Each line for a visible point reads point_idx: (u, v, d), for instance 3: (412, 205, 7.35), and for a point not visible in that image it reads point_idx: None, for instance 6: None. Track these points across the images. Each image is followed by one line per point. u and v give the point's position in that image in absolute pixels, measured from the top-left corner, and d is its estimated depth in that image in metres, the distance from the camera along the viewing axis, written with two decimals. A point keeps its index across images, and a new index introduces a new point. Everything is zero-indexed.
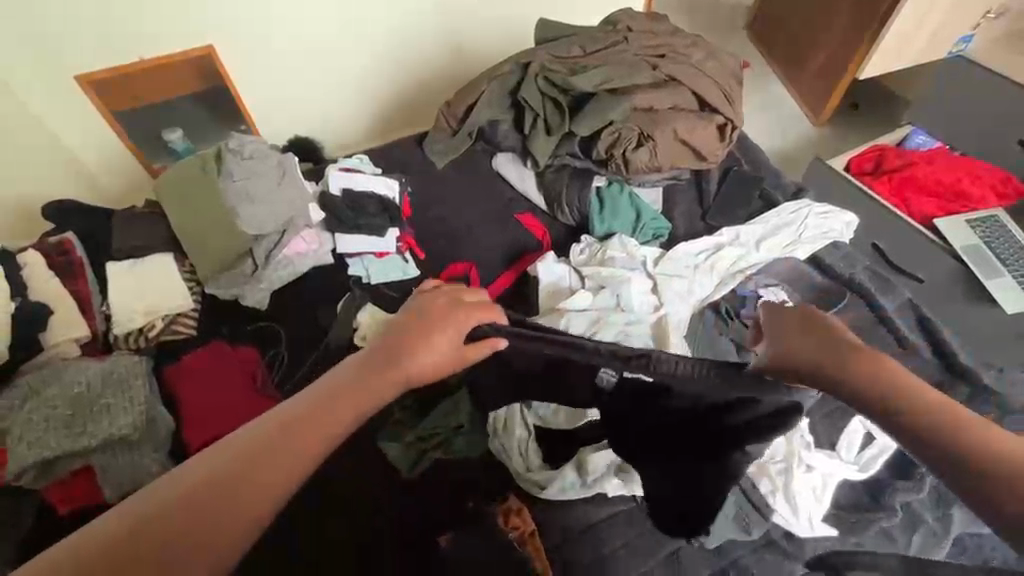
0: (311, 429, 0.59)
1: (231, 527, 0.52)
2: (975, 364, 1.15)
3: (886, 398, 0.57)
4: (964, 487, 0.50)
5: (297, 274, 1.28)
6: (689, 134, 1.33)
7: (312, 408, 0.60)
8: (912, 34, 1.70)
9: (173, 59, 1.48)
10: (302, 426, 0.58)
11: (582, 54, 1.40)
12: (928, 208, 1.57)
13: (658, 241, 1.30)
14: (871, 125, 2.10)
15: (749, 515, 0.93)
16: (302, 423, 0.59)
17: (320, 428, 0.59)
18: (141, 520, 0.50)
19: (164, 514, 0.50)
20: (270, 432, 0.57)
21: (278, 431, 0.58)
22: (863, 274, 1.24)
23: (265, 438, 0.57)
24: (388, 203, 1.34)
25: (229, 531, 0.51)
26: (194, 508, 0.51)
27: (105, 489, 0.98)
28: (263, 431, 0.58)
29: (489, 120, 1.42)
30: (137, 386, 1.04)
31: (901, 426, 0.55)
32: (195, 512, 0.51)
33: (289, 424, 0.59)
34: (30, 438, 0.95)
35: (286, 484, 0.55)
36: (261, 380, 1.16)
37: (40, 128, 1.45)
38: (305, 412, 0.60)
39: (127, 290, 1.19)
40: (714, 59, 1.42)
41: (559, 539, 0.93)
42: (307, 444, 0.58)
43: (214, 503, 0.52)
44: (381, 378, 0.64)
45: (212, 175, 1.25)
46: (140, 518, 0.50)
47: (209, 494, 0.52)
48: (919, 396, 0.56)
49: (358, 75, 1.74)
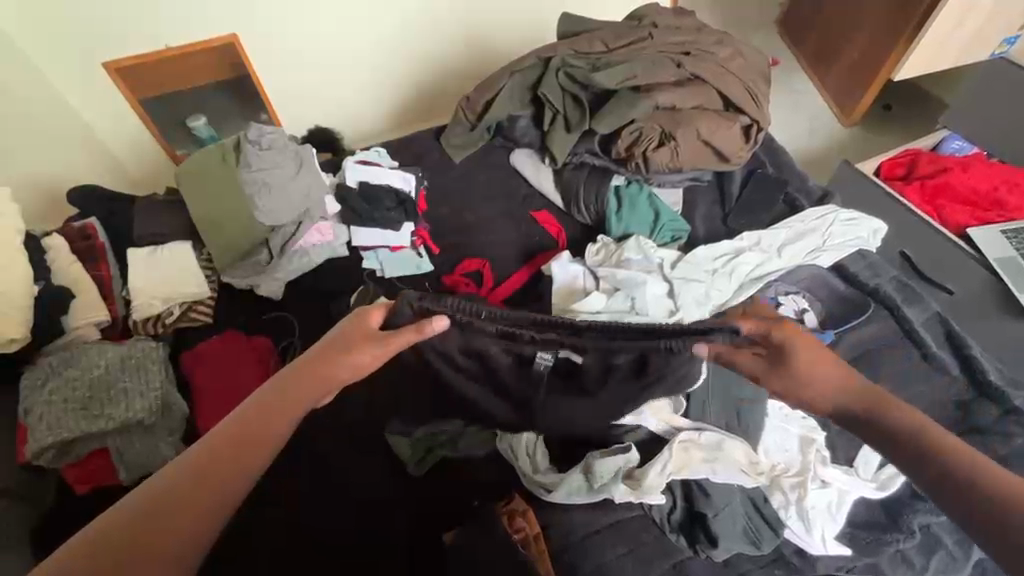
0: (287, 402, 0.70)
1: (227, 494, 0.62)
2: (1005, 385, 1.09)
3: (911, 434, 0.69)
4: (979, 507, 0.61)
5: (313, 265, 1.29)
6: (711, 134, 1.29)
7: (278, 395, 0.70)
8: (953, 33, 1.62)
9: (195, 47, 1.49)
10: (274, 409, 0.69)
11: (605, 50, 1.37)
12: (962, 216, 1.51)
13: (676, 243, 1.28)
14: (904, 126, 2.03)
15: (760, 530, 0.91)
16: (279, 406, 0.69)
17: (290, 408, 0.70)
18: (144, 498, 0.60)
19: (179, 490, 0.61)
20: (245, 416, 0.68)
21: (252, 416, 0.68)
22: (889, 284, 1.20)
23: (254, 421, 0.67)
24: (405, 197, 1.34)
25: (228, 497, 0.62)
26: (190, 483, 0.61)
27: (121, 472, 1.01)
28: (249, 415, 0.68)
29: (507, 116, 1.40)
30: (153, 371, 1.07)
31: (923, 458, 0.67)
32: (191, 486, 0.61)
33: (260, 406, 0.69)
34: (50, 420, 0.97)
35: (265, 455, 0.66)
36: (273, 370, 1.17)
37: (68, 112, 1.49)
38: (282, 397, 0.70)
39: (147, 277, 1.21)
40: (740, 57, 1.38)
41: (563, 543, 0.92)
42: (277, 422, 0.68)
43: (222, 476, 0.63)
44: (340, 362, 0.73)
45: (231, 164, 1.25)
46: (159, 490, 0.60)
47: (199, 471, 0.62)
48: (930, 433, 0.69)
49: (377, 68, 1.73)
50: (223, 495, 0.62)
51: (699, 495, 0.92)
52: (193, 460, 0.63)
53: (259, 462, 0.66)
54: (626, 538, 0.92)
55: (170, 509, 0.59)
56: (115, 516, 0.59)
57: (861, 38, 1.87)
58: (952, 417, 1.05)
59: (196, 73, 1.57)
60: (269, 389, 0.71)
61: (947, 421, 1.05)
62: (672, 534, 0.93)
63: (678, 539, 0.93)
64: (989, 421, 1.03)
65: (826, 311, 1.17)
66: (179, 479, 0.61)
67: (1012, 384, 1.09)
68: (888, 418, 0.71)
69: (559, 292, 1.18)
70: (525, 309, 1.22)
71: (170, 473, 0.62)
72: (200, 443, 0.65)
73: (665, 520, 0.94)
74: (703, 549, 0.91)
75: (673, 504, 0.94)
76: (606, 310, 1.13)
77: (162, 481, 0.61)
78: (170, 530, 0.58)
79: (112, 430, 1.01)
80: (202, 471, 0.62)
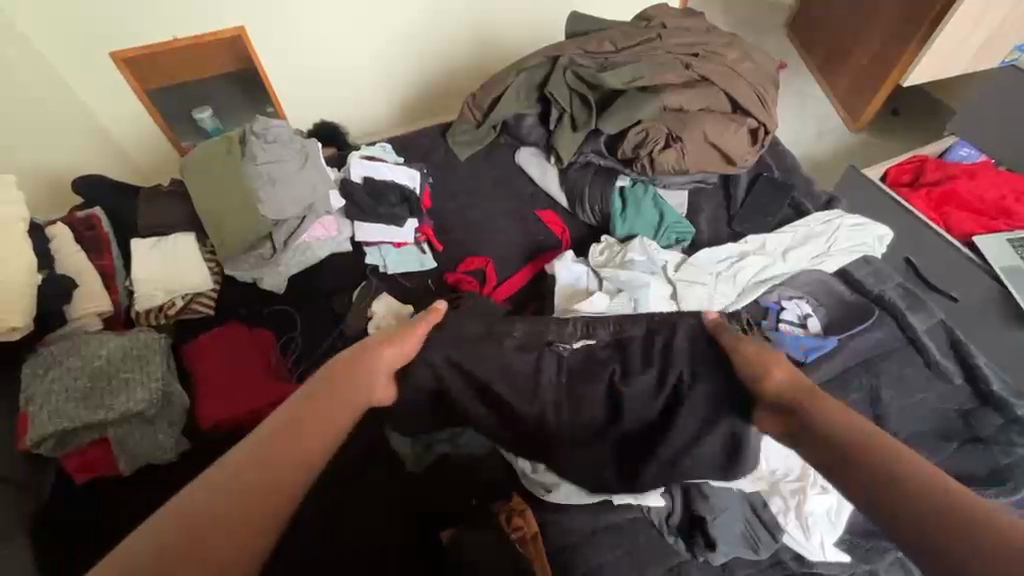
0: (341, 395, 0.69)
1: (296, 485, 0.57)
2: (1010, 395, 1.08)
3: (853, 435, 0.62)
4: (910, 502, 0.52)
5: (315, 259, 1.29)
6: (718, 137, 1.29)
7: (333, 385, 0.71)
8: (962, 42, 1.62)
9: (207, 39, 1.50)
10: (334, 394, 0.69)
11: (613, 50, 1.36)
12: (967, 225, 1.50)
13: (680, 246, 1.27)
14: (912, 132, 2.02)
15: (758, 535, 0.91)
16: (331, 399, 0.68)
17: (349, 394, 0.71)
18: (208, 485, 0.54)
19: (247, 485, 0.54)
20: (304, 405, 0.66)
21: (314, 401, 0.67)
22: (894, 291, 1.19)
23: (308, 413, 0.65)
24: (409, 193, 1.33)
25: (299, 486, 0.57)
26: (261, 458, 0.57)
27: (121, 461, 1.02)
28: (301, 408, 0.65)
29: (514, 114, 1.40)
30: (154, 362, 1.07)
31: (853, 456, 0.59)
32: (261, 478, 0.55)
33: (312, 404, 0.66)
34: (50, 409, 0.97)
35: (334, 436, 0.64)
36: (276, 363, 1.17)
37: (73, 100, 1.48)
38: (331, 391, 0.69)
39: (150, 268, 1.21)
40: (749, 60, 1.37)
41: (562, 543, 0.92)
42: (343, 405, 0.68)
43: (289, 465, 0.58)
44: (380, 352, 0.80)
45: (237, 156, 1.25)
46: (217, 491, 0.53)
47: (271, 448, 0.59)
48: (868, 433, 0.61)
49: (385, 62, 1.73)
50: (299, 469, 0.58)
51: (699, 499, 0.92)
52: (267, 439, 0.59)
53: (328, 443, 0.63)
54: (624, 539, 0.92)
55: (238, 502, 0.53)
56: (179, 509, 0.51)
57: (872, 43, 1.86)
58: (954, 425, 1.05)
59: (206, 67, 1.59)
60: (316, 386, 0.70)
61: (949, 430, 1.04)
62: (670, 537, 0.94)
63: (676, 542, 0.93)
64: (991, 430, 1.04)
65: (830, 317, 1.15)
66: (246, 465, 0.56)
67: (1016, 394, 1.08)
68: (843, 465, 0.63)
69: (563, 292, 1.17)
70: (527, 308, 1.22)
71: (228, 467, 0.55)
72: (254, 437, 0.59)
73: (664, 523, 0.94)
74: (701, 552, 0.91)
75: (671, 508, 0.95)
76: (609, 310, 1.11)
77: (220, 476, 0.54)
78: (255, 508, 0.54)
79: (112, 421, 1.01)
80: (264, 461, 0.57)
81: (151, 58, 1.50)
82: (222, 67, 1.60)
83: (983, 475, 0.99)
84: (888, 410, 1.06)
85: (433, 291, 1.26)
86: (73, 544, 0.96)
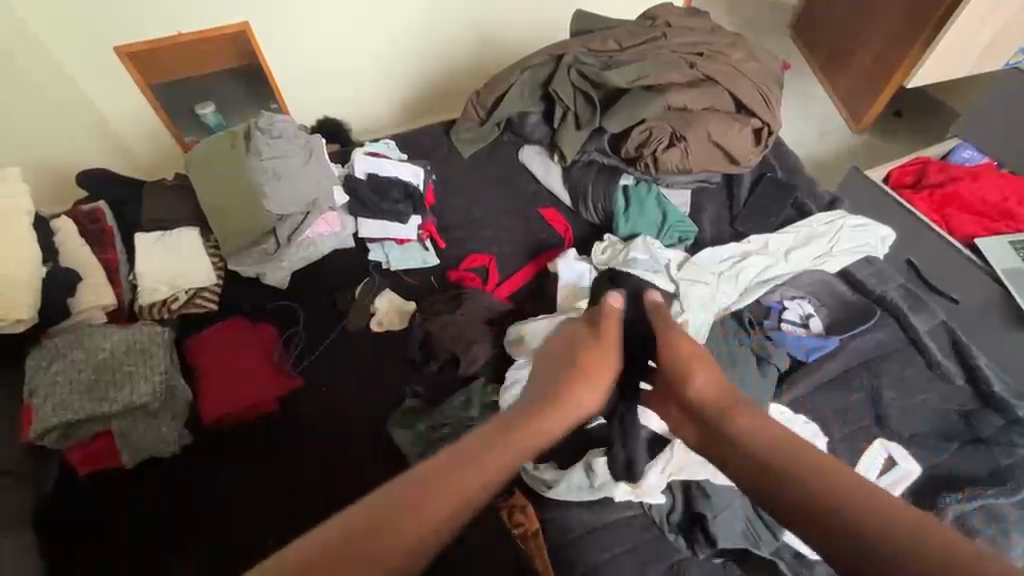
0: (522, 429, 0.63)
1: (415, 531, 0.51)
2: (1012, 396, 1.08)
3: (763, 446, 0.60)
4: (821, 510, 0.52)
5: (318, 255, 1.30)
6: (722, 136, 1.29)
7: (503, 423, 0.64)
8: (963, 46, 1.63)
9: (209, 34, 1.50)
10: (503, 436, 0.62)
11: (618, 49, 1.36)
12: (969, 226, 1.50)
13: (683, 245, 1.27)
14: (914, 134, 2.02)
15: (760, 533, 0.91)
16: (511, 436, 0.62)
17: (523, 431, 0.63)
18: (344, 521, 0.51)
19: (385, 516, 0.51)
20: (466, 446, 0.59)
21: (478, 441, 0.60)
22: (896, 292, 1.20)
23: (478, 446, 0.60)
24: (413, 190, 1.33)
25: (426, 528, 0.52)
26: (417, 491, 0.54)
27: (124, 454, 1.02)
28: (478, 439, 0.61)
29: (517, 112, 1.40)
30: (157, 356, 1.07)
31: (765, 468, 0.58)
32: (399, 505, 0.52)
33: (490, 438, 0.61)
34: (54, 400, 0.98)
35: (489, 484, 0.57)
36: (278, 358, 1.17)
37: (77, 94, 1.48)
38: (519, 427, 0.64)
39: (154, 262, 1.21)
40: (753, 59, 1.37)
41: (561, 539, 0.93)
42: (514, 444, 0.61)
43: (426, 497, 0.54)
44: (581, 387, 0.71)
45: (241, 151, 1.25)
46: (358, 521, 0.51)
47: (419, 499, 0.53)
48: (785, 444, 0.59)
49: (388, 59, 1.73)
50: (430, 520, 0.52)
51: (700, 497, 0.92)
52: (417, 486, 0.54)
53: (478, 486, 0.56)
54: (625, 536, 0.93)
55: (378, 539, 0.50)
56: (307, 543, 0.49)
57: (876, 45, 1.86)
58: (955, 426, 1.06)
59: (203, 60, 1.57)
60: (505, 419, 0.65)
61: (949, 430, 1.05)
62: (671, 535, 0.93)
63: (677, 539, 0.93)
64: (992, 431, 1.04)
65: (831, 317, 1.15)
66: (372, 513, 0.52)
67: (1018, 395, 1.08)
68: (785, 489, 0.55)
69: (565, 291, 1.17)
70: (529, 306, 1.22)
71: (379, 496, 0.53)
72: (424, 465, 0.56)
73: (664, 521, 0.94)
74: (702, 549, 0.91)
75: (672, 505, 0.95)
76: None
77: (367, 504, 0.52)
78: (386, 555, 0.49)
79: (116, 413, 1.02)
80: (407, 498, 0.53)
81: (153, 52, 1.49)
82: (220, 61, 1.59)
83: (984, 476, 0.99)
84: (888, 410, 1.06)
85: (436, 288, 1.27)
86: (73, 545, 0.98)
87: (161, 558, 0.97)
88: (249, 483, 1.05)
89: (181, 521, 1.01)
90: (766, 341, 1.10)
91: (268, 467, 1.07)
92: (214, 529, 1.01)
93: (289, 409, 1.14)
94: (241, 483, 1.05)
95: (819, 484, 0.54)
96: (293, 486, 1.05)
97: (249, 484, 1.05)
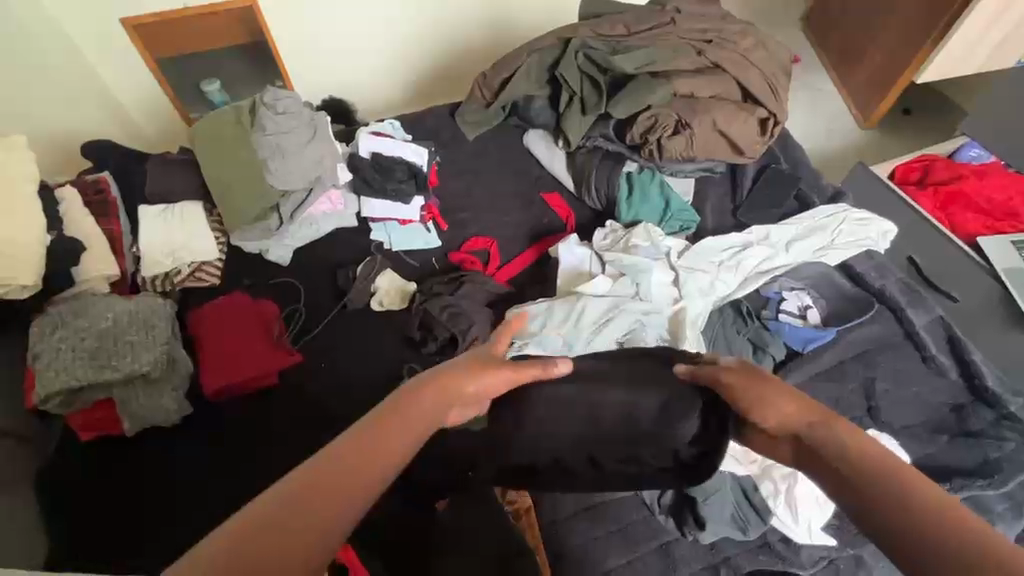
0: (408, 421, 0.59)
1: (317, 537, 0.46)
2: (1003, 390, 1.09)
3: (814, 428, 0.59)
4: (860, 487, 0.51)
5: (319, 232, 1.31)
6: (727, 124, 1.28)
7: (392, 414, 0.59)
8: (978, 40, 1.62)
9: (219, 7, 1.51)
10: (387, 427, 0.57)
11: (626, 33, 1.36)
12: (972, 225, 1.50)
13: (684, 233, 1.28)
14: (923, 132, 2.00)
15: (747, 516, 0.93)
16: (394, 427, 0.58)
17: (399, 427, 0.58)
18: (209, 550, 0.44)
19: (280, 521, 0.46)
20: (339, 448, 0.53)
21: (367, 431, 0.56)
22: (895, 285, 1.20)
23: (370, 438, 0.55)
24: (417, 169, 1.33)
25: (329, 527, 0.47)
26: (311, 491, 0.48)
27: (125, 421, 1.04)
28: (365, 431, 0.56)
29: (524, 94, 1.39)
30: (159, 327, 1.08)
31: (816, 449, 0.57)
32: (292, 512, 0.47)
33: (379, 431, 0.57)
34: (57, 366, 1.00)
35: (388, 464, 0.54)
36: (277, 335, 1.18)
37: (82, 66, 1.48)
38: (396, 414, 0.60)
39: (159, 236, 1.23)
40: (763, 48, 1.36)
41: (553, 516, 0.95)
42: (395, 440, 0.56)
43: (317, 500, 0.48)
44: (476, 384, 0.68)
45: (246, 126, 1.25)
46: (248, 531, 0.45)
47: (300, 500, 0.48)
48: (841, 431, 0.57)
49: (394, 40, 1.72)
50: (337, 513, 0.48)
51: (690, 479, 0.93)
52: (289, 489, 0.48)
53: (368, 485, 0.51)
54: (614, 517, 0.95)
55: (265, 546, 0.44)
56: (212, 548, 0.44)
57: (887, 40, 1.84)
58: (947, 419, 1.07)
59: (202, 39, 1.60)
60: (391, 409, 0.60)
61: (940, 423, 1.06)
62: (660, 516, 0.94)
63: (667, 521, 0.94)
64: (983, 425, 1.05)
65: (828, 307, 1.16)
66: (242, 535, 0.45)
67: (1011, 390, 1.09)
68: (835, 463, 0.55)
69: (565, 275, 1.18)
70: (528, 290, 1.24)
71: (265, 499, 0.47)
72: (312, 462, 0.51)
73: (655, 503, 0.95)
74: (691, 531, 0.92)
75: (663, 488, 0.95)
76: (611, 294, 1.12)
77: (253, 509, 0.47)
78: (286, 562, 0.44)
79: (118, 381, 1.03)
80: (306, 498, 0.48)
81: (161, 26, 1.51)
82: (219, 41, 1.62)
83: (972, 468, 1.01)
84: (881, 401, 1.07)
85: (439, 269, 1.28)
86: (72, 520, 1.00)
87: (151, 539, 0.98)
88: (247, 457, 1.07)
89: (182, 494, 1.03)
90: (763, 332, 1.12)
91: (269, 439, 1.09)
92: (214, 496, 1.03)
93: (289, 385, 1.15)
94: (239, 459, 1.07)
95: (872, 467, 0.52)
96: (293, 457, 1.07)
97: (249, 459, 1.07)
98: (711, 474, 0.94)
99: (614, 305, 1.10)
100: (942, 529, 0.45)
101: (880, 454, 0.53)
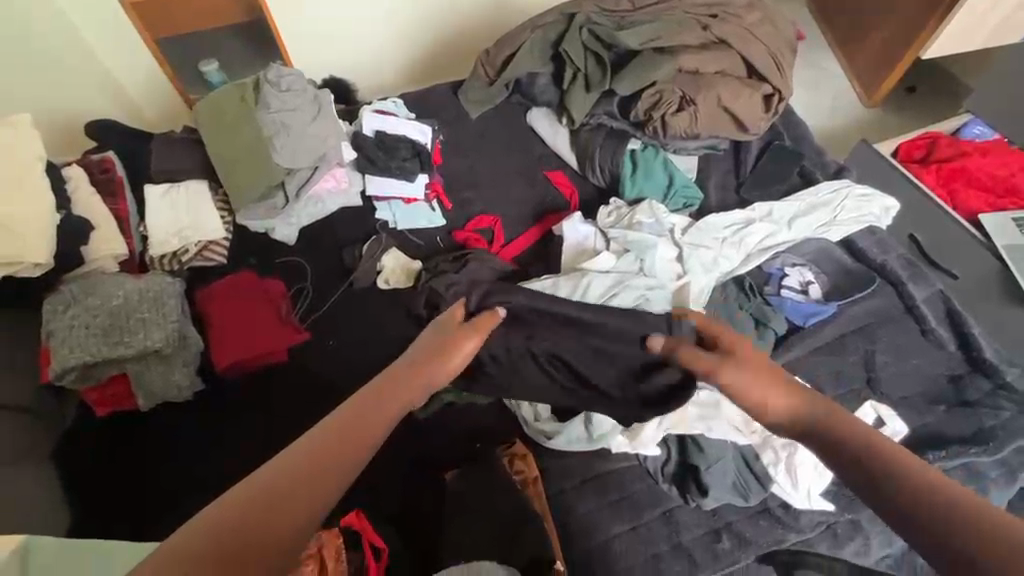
0: (386, 404, 0.63)
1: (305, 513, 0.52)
2: (1000, 360, 1.11)
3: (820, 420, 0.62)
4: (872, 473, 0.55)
5: (325, 212, 1.32)
6: (731, 101, 1.28)
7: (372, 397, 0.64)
8: (984, 16, 1.61)
9: None
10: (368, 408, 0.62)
11: (630, 9, 1.35)
12: (975, 202, 1.51)
13: (688, 210, 1.28)
14: (927, 110, 1.99)
15: (748, 483, 0.95)
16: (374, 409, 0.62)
17: (386, 405, 0.63)
18: (211, 518, 0.49)
19: (272, 499, 0.51)
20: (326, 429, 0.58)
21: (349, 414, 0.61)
22: (897, 261, 1.21)
23: (354, 420, 0.60)
24: (421, 148, 1.34)
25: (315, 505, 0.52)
26: (298, 472, 0.54)
27: (139, 396, 1.06)
28: (349, 415, 0.61)
29: (528, 72, 1.38)
30: (170, 304, 1.09)
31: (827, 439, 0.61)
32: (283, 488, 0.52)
33: (361, 413, 0.61)
34: (71, 343, 1.01)
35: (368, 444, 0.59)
36: (285, 312, 1.19)
37: (82, 46, 1.47)
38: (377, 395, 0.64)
39: (167, 215, 1.23)
40: (768, 23, 1.35)
41: (560, 485, 0.98)
42: (376, 421, 0.61)
43: (306, 479, 0.53)
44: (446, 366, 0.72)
45: (250, 104, 1.25)
46: (244, 508, 0.50)
47: (290, 479, 0.53)
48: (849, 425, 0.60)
49: (394, 18, 1.69)
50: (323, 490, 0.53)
51: (693, 448, 0.96)
52: (280, 467, 0.54)
53: (353, 463, 0.57)
54: (619, 485, 0.97)
55: (259, 520, 0.50)
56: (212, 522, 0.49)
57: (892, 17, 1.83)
58: (944, 390, 1.09)
59: (202, 16, 1.58)
60: (373, 391, 0.65)
61: (938, 394, 1.08)
62: (664, 484, 0.98)
63: (670, 488, 0.97)
64: (979, 395, 1.07)
65: (829, 283, 1.18)
66: (237, 509, 0.50)
67: (1007, 361, 1.11)
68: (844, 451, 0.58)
69: (570, 252, 1.19)
70: (532, 267, 1.25)
71: (257, 479, 0.53)
72: (301, 444, 0.56)
73: (658, 471, 0.98)
74: (694, 498, 0.95)
75: (667, 457, 0.98)
76: (615, 270, 1.13)
77: (247, 487, 0.52)
78: (275, 536, 0.50)
79: (131, 357, 1.05)
80: (298, 477, 0.53)
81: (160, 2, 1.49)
82: (218, 18, 1.60)
83: (968, 436, 1.03)
84: (880, 373, 1.10)
85: (443, 247, 1.29)
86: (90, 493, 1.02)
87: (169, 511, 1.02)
88: (260, 431, 1.10)
89: (198, 466, 1.06)
90: (765, 307, 1.13)
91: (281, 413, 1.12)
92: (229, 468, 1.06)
93: (299, 361, 1.17)
94: (250, 435, 1.09)
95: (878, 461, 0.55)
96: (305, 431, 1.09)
97: (262, 431, 1.10)
98: (714, 443, 0.96)
99: (618, 281, 1.11)
100: (948, 513, 0.49)
101: (882, 444, 0.57)
